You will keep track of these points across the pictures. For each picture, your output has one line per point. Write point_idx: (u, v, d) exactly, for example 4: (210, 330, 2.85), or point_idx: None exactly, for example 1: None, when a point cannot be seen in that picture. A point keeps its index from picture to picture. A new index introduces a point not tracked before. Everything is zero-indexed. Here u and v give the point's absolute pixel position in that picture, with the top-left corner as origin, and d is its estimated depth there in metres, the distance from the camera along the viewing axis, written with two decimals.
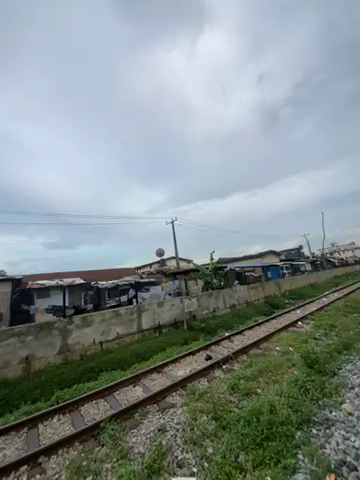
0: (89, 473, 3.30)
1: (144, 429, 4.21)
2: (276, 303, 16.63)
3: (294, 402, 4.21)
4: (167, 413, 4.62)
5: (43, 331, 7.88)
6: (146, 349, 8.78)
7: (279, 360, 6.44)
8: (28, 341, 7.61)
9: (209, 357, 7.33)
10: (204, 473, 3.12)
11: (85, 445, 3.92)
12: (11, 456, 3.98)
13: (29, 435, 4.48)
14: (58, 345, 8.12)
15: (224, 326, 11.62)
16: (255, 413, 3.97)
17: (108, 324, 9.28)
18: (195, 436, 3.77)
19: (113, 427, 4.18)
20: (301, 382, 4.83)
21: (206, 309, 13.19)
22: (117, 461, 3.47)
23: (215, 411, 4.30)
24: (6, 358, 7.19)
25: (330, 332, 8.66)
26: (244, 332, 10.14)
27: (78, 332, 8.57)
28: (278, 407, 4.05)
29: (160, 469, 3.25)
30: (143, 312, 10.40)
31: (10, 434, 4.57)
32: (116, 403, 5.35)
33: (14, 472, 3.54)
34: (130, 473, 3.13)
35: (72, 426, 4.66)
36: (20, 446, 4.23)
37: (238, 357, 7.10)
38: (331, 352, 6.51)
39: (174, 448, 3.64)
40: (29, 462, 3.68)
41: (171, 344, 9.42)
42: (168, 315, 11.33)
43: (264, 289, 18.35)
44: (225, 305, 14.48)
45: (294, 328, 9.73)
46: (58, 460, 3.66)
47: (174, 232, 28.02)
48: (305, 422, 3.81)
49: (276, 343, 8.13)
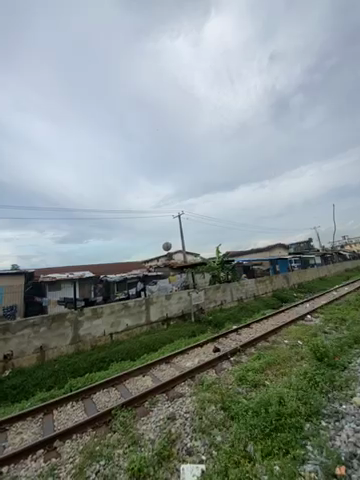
0: (102, 458, 3.44)
1: (154, 416, 4.34)
2: (284, 297, 16.42)
3: (303, 395, 4.22)
4: (176, 402, 4.72)
5: (55, 322, 8.15)
6: (155, 340, 8.95)
7: (288, 352, 6.43)
8: (41, 331, 7.88)
9: (217, 349, 7.42)
10: (212, 461, 3.18)
11: (98, 431, 4.08)
12: (28, 440, 4.20)
13: (45, 420, 4.70)
14: (70, 336, 8.37)
15: (231, 319, 11.66)
16: (263, 403, 4.01)
17: (117, 316, 9.47)
18: (204, 425, 3.86)
19: (124, 415, 4.33)
20: (310, 375, 4.82)
21: (213, 303, 13.23)
22: (128, 447, 3.60)
23: (223, 401, 4.36)
24: (21, 348, 7.50)
25: (340, 325, 8.55)
26: (252, 325, 10.13)
27: (89, 323, 8.80)
28: (287, 399, 4.05)
29: (170, 455, 3.33)
30: (151, 305, 10.55)
31: (28, 419, 4.81)
32: (127, 391, 5.52)
33: (31, 455, 3.71)
34: (141, 459, 3.23)
35: (85, 412, 4.87)
36: (37, 430, 4.46)
37: (246, 349, 7.14)
38: (341, 345, 6.41)
39: (184, 436, 3.72)
40: (45, 446, 3.85)
41: (179, 336, 9.57)
42: (176, 307, 11.45)
43: (272, 282, 18.15)
44: (233, 298, 14.49)
45: (303, 321, 9.66)
46: (73, 444, 3.84)
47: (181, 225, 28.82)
48: (314, 414, 3.82)
49: (284, 336, 8.09)
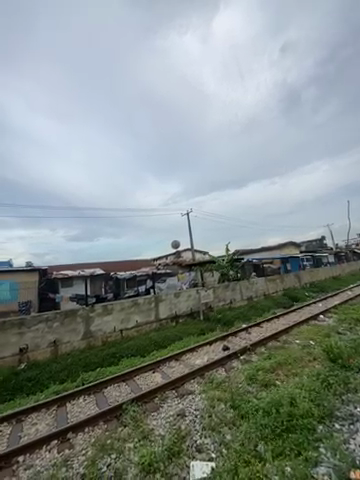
0: (113, 451, 3.52)
1: (164, 412, 4.39)
2: (295, 296, 16.07)
3: (316, 396, 4.12)
4: (185, 399, 4.74)
5: (68, 317, 8.38)
6: (164, 337, 9.02)
7: (300, 352, 6.30)
8: (55, 326, 8.14)
9: (226, 347, 7.37)
10: (222, 459, 3.17)
11: (109, 424, 4.18)
12: (42, 431, 4.37)
13: (58, 413, 4.86)
14: (81, 331, 8.59)
15: (240, 317, 11.55)
16: (274, 403, 3.94)
17: (127, 313, 9.61)
18: (213, 422, 3.86)
19: (135, 409, 4.41)
20: (323, 377, 4.70)
21: (222, 301, 13.14)
22: (139, 441, 3.66)
23: (233, 400, 4.34)
24: (35, 342, 7.78)
25: (355, 326, 8.27)
26: (262, 324, 9.99)
27: (100, 319, 9.00)
28: (299, 399, 3.97)
29: (179, 452, 3.35)
30: (160, 302, 10.62)
31: (42, 411, 5.00)
32: (137, 387, 5.60)
33: (45, 446, 3.85)
34: (151, 454, 3.27)
35: (97, 406, 4.99)
36: (51, 422, 4.63)
37: (256, 349, 7.05)
38: (356, 346, 6.20)
39: (193, 432, 3.74)
40: (59, 437, 3.98)
41: (188, 333, 9.59)
42: (185, 305, 11.48)
43: (283, 281, 17.79)
44: (242, 297, 14.33)
45: (315, 321, 9.42)
46: (85, 437, 3.96)
47: (189, 223, 28.74)
48: (327, 416, 3.72)
49: (295, 335, 7.93)
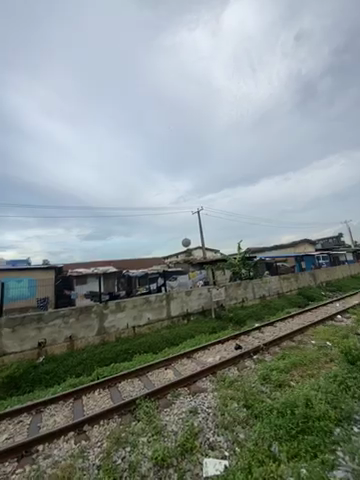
0: (128, 444, 3.61)
1: (177, 408, 4.43)
2: (311, 295, 15.55)
3: (333, 398, 3.97)
4: (198, 397, 4.75)
5: (83, 313, 8.65)
6: (176, 334, 9.09)
7: (315, 353, 6.10)
8: (71, 322, 8.43)
9: (239, 347, 7.29)
10: (235, 458, 3.15)
11: (123, 419, 4.28)
12: (60, 422, 4.56)
13: (75, 405, 5.04)
14: (96, 327, 8.84)
15: (253, 316, 11.36)
16: (289, 404, 3.85)
17: (139, 310, 9.77)
18: (226, 421, 3.83)
19: (148, 405, 4.48)
20: (341, 379, 4.52)
21: (234, 300, 13.00)
22: (152, 436, 3.73)
23: (246, 399, 4.29)
24: (53, 336, 8.10)
25: None
26: (276, 323, 9.78)
27: (113, 316, 9.21)
28: (315, 401, 3.86)
29: (192, 448, 3.37)
30: (172, 300, 10.68)
31: (60, 403, 5.22)
32: (150, 383, 5.68)
33: (63, 436, 4.02)
34: (164, 449, 3.31)
35: (111, 400, 5.13)
36: (68, 414, 4.81)
37: (270, 349, 6.92)
38: None
39: (206, 430, 3.74)
40: (75, 429, 4.14)
41: (200, 331, 9.59)
42: (196, 303, 11.47)
43: (297, 280, 17.29)
44: (255, 296, 14.09)
45: (332, 322, 9.06)
46: (100, 429, 4.08)
47: (200, 222, 28.67)
48: (345, 420, 3.57)
49: (311, 336, 7.69)
